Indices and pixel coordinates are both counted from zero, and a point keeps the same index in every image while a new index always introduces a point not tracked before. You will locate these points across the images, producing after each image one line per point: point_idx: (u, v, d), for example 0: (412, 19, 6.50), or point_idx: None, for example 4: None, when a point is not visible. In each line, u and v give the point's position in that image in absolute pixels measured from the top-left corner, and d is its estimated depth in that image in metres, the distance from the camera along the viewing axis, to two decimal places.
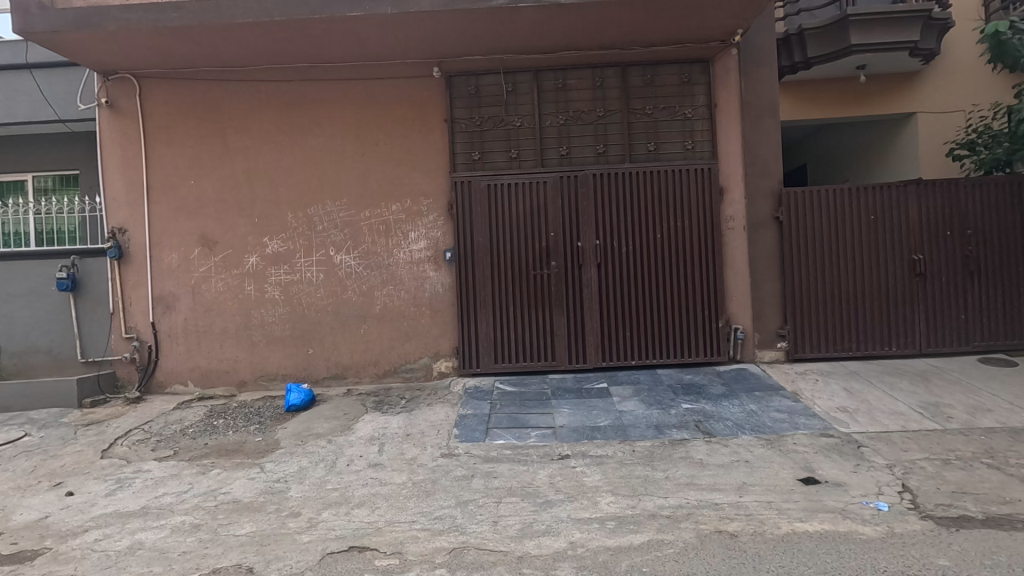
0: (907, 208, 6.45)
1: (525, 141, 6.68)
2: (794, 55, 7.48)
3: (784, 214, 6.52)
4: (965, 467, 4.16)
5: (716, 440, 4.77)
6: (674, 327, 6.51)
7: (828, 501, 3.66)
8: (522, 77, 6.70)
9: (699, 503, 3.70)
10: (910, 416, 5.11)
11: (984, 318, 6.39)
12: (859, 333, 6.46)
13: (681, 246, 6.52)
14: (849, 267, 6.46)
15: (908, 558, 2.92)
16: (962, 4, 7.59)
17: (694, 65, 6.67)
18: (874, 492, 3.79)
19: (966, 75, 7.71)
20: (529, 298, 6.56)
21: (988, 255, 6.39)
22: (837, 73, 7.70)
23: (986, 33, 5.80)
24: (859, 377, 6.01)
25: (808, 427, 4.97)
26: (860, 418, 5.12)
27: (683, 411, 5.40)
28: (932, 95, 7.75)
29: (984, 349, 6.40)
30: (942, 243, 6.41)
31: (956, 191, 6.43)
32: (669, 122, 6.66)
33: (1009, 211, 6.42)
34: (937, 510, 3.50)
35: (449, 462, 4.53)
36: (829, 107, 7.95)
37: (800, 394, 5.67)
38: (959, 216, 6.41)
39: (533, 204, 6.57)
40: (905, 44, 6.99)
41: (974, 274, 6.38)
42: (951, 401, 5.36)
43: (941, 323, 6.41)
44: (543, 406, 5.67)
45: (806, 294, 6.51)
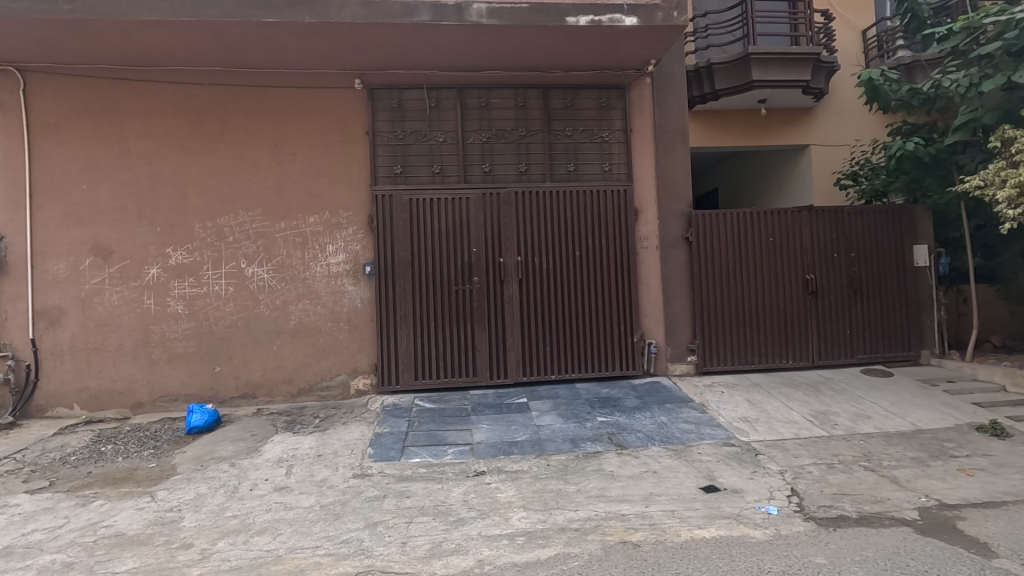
0: (801, 231, 7.02)
1: (448, 156, 6.71)
2: (703, 86, 8.01)
3: (693, 235, 6.90)
4: (846, 470, 4.55)
5: (628, 452, 4.94)
6: (592, 342, 6.71)
7: (725, 508, 3.87)
8: (446, 93, 6.74)
9: (607, 514, 3.81)
10: (802, 424, 5.53)
11: (867, 333, 7.04)
12: (760, 346, 6.92)
13: (599, 263, 6.75)
14: (751, 285, 6.94)
15: (790, 558, 3.13)
16: (846, 50, 8.45)
17: (612, 91, 6.98)
18: (766, 497, 4.06)
19: (851, 113, 8.55)
20: (451, 314, 6.54)
21: (869, 275, 7.07)
22: (741, 105, 8.31)
23: (861, 78, 6.61)
24: (760, 388, 6.43)
25: (712, 437, 5.25)
26: (758, 427, 5.47)
27: (598, 423, 5.56)
28: (823, 130, 8.53)
29: (866, 360, 7.04)
30: (831, 264, 7.03)
31: (841, 217, 7.08)
32: (588, 144, 6.93)
33: (886, 236, 7.13)
34: (819, 511, 3.80)
35: (361, 483, 4.40)
36: (735, 136, 8.55)
37: (707, 406, 5.99)
38: (845, 240, 7.06)
39: (456, 219, 6.58)
40: (799, 82, 7.67)
41: (857, 293, 7.03)
42: (838, 409, 5.85)
43: (831, 336, 6.99)
44: (462, 422, 5.65)
45: (714, 311, 6.91)
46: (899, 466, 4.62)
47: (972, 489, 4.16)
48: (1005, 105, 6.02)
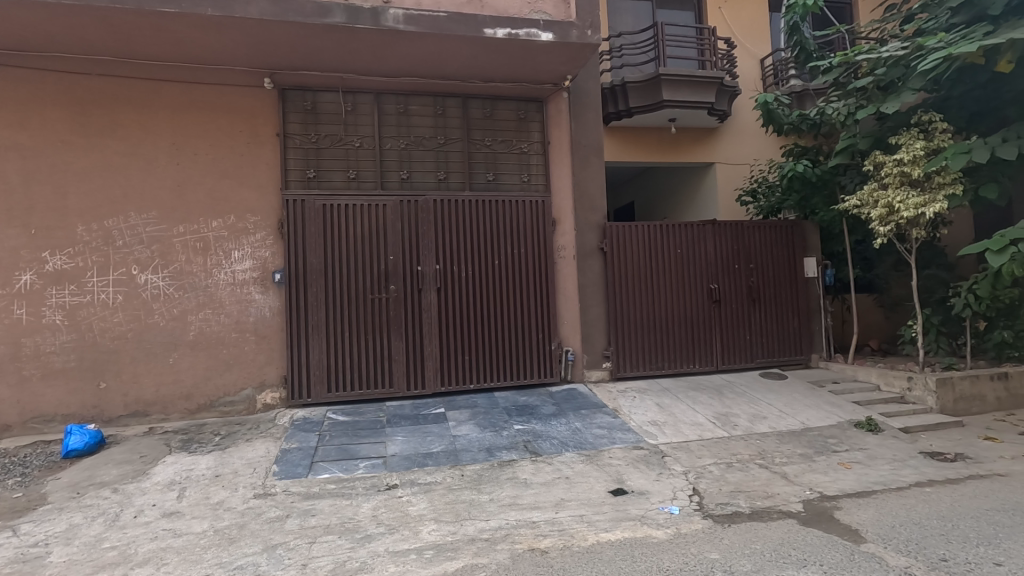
0: (705, 243, 7.46)
1: (364, 162, 6.55)
2: (619, 104, 8.34)
3: (608, 245, 7.15)
4: (743, 468, 4.85)
5: (542, 459, 5.00)
6: (511, 350, 6.75)
7: (632, 510, 4.01)
8: (363, 98, 6.59)
9: (518, 522, 3.83)
10: (706, 426, 5.84)
11: (764, 339, 7.58)
12: (670, 352, 7.26)
13: (518, 272, 6.83)
14: (661, 294, 7.28)
15: (687, 555, 3.28)
16: (746, 76, 9.12)
17: (530, 104, 7.12)
18: (670, 497, 4.24)
19: (750, 134, 9.21)
20: (366, 324, 6.36)
21: (766, 285, 7.62)
22: (653, 123, 8.74)
23: (758, 102, 7.12)
24: (669, 392, 6.73)
25: (623, 441, 5.43)
26: (666, 430, 5.72)
27: (514, 431, 5.59)
28: (726, 149, 9.13)
29: (763, 364, 7.57)
30: (733, 274, 7.52)
31: (741, 231, 7.60)
32: (507, 154, 7.01)
33: (781, 249, 7.73)
34: (716, 509, 4.02)
35: (263, 504, 4.15)
36: (648, 152, 8.96)
37: (619, 411, 6.19)
38: (744, 252, 7.58)
39: (373, 226, 6.43)
40: (704, 104, 8.19)
41: (756, 301, 7.56)
42: (738, 410, 6.23)
43: (733, 342, 7.46)
44: (376, 435, 5.49)
45: (627, 319, 7.17)
46: (789, 462, 4.99)
47: (849, 480, 4.56)
48: (876, 133, 6.72)
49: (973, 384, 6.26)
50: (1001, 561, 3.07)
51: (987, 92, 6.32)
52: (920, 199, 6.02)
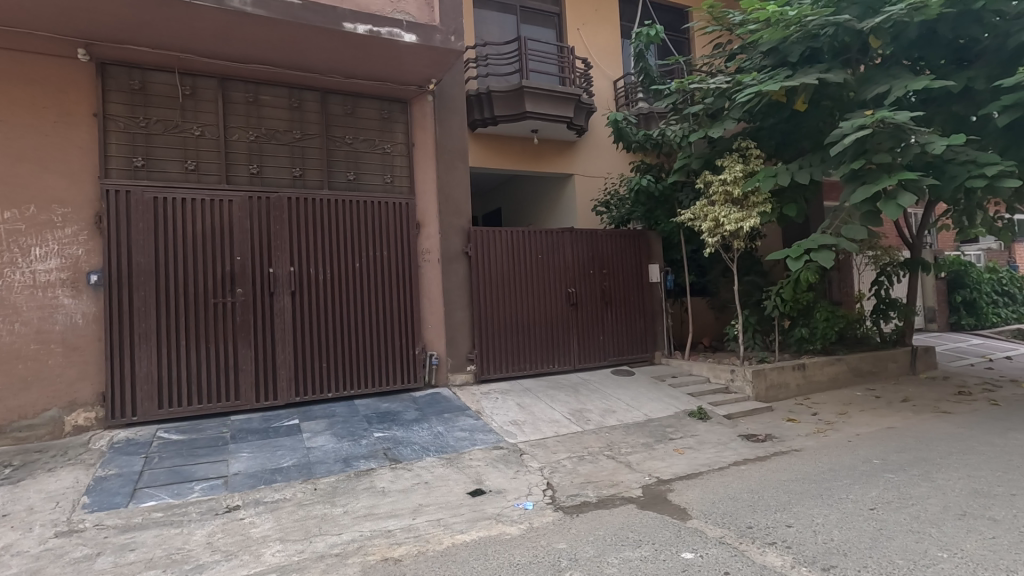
0: (563, 249, 7.90)
1: (206, 152, 5.95)
2: (484, 111, 8.52)
3: (472, 249, 7.24)
4: (593, 460, 5.20)
5: (402, 465, 4.91)
6: (372, 354, 6.54)
7: (488, 509, 4.09)
8: (204, 81, 5.99)
9: (372, 533, 3.71)
10: (562, 422, 6.17)
11: (615, 339, 8.19)
12: (530, 353, 7.55)
13: (380, 275, 6.65)
14: (522, 297, 7.55)
15: (537, 548, 3.42)
16: (601, 95, 9.82)
17: (394, 104, 6.99)
18: (525, 493, 4.40)
19: (604, 149, 9.92)
20: (208, 330, 5.76)
21: (616, 288, 8.26)
22: (516, 132, 9.04)
23: (609, 119, 7.69)
24: (530, 392, 6.98)
25: (483, 441, 5.53)
26: (525, 428, 5.94)
27: (374, 439, 5.41)
28: (584, 162, 9.74)
29: (615, 362, 8.17)
30: (587, 278, 8.05)
31: (595, 238, 8.16)
32: (369, 154, 6.80)
33: (629, 256, 8.43)
34: (566, 501, 4.26)
35: (66, 543, 3.55)
36: (512, 161, 9.25)
37: (482, 412, 6.28)
38: (598, 258, 8.15)
39: (215, 223, 5.85)
40: (563, 118, 8.66)
41: (608, 303, 8.16)
42: (590, 406, 6.67)
43: (588, 342, 7.97)
44: (216, 453, 4.98)
45: (491, 322, 7.32)
46: (632, 451, 5.45)
47: (682, 464, 5.10)
48: (707, 156, 7.61)
49: (780, 374, 7.33)
50: (792, 523, 3.63)
51: (788, 126, 7.48)
52: (739, 215, 6.93)
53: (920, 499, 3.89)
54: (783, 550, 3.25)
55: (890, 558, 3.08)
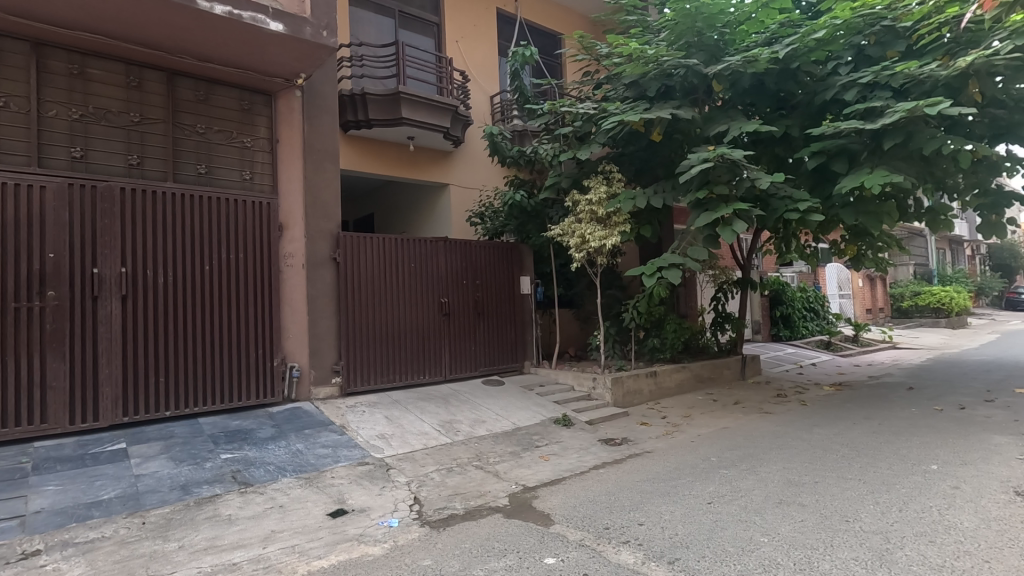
0: (437, 258, 7.85)
1: (11, 128, 5.01)
2: (358, 113, 8.22)
3: (340, 255, 6.89)
4: (461, 471, 5.18)
5: (252, 489, 4.48)
6: (221, 367, 5.91)
7: (350, 530, 3.87)
8: (12, 45, 5.07)
9: (213, 568, 3.32)
10: (431, 434, 6.08)
11: (486, 349, 8.29)
12: (401, 364, 7.35)
13: (233, 280, 6.05)
14: (394, 307, 7.35)
15: (401, 567, 3.30)
16: (478, 109, 9.98)
17: (256, 95, 6.47)
18: (390, 510, 4.24)
19: (480, 162, 10.06)
20: (6, 340, 4.81)
21: (489, 299, 8.39)
22: (392, 137, 8.83)
23: (485, 133, 7.82)
24: (398, 404, 6.78)
25: (347, 458, 5.24)
26: (393, 442, 5.75)
27: (221, 462, 4.87)
28: (460, 173, 9.78)
29: (486, 372, 8.26)
30: (460, 289, 8.07)
31: (469, 249, 8.22)
32: (224, 146, 6.20)
33: (502, 267, 8.62)
34: (433, 515, 4.18)
35: None
36: (386, 166, 9.01)
37: (346, 427, 5.96)
38: (471, 269, 8.22)
39: (22, 213, 4.92)
40: (440, 127, 8.64)
41: (480, 314, 8.25)
42: (461, 417, 6.65)
43: (460, 352, 7.98)
44: (11, 488, 4.14)
45: (360, 332, 7.01)
46: (500, 461, 5.52)
47: (547, 470, 5.27)
48: (575, 175, 8.06)
49: (636, 381, 7.93)
50: (643, 521, 3.91)
51: (646, 154, 8.19)
52: (603, 233, 7.41)
53: (747, 491, 4.42)
54: (635, 547, 3.49)
55: (723, 547, 3.44)
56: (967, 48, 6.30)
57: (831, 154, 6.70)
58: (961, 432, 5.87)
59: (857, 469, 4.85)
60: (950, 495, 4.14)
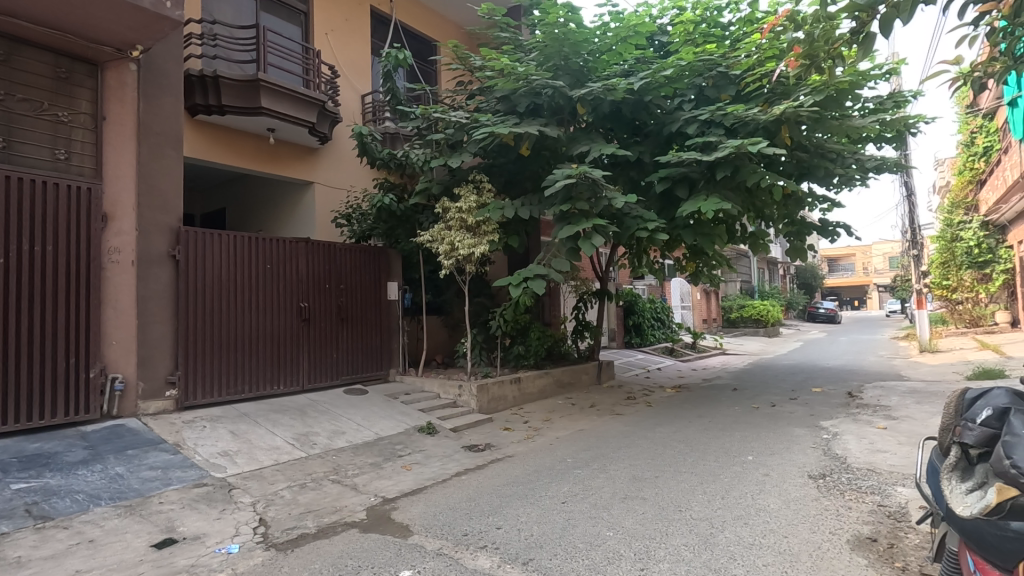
0: (296, 260, 7.37)
1: None
2: (208, 97, 7.46)
3: (181, 253, 6.16)
4: (315, 487, 4.87)
5: (53, 524, 3.80)
6: (17, 380, 4.95)
7: (179, 562, 3.45)
8: None
9: None
10: (283, 449, 5.65)
11: (349, 357, 7.94)
12: (251, 373, 6.75)
13: (38, 275, 5.12)
14: (244, 311, 6.75)
15: None
16: (348, 107, 9.59)
17: (78, 63, 5.59)
18: (230, 535, 3.85)
19: (349, 162, 9.65)
20: None
21: (353, 305, 8.06)
22: (249, 127, 8.14)
23: (353, 131, 7.53)
24: (246, 418, 6.20)
25: (180, 480, 4.67)
26: (238, 460, 5.25)
27: (11, 494, 4.07)
28: (326, 171, 9.28)
29: (348, 381, 7.90)
30: (321, 293, 7.65)
31: (333, 251, 7.84)
32: (31, 118, 5.26)
33: (368, 272, 8.34)
34: (280, 536, 3.88)
35: None
36: (241, 158, 8.27)
37: (181, 445, 5.30)
38: (334, 273, 7.84)
39: None
40: (304, 121, 8.15)
41: (343, 320, 7.89)
42: (317, 429, 6.27)
43: (320, 361, 7.55)
44: None
45: (202, 339, 6.32)
46: (359, 473, 5.29)
47: (407, 480, 5.16)
48: (446, 183, 8.09)
49: (500, 388, 8.10)
50: (500, 524, 3.99)
51: (515, 167, 8.48)
52: (472, 241, 7.49)
53: (597, 489, 4.73)
54: (491, 552, 3.54)
55: (573, 544, 3.62)
56: (780, 98, 7.41)
57: (675, 180, 7.48)
58: (771, 426, 6.84)
59: (690, 463, 5.42)
60: (760, 481, 4.79)
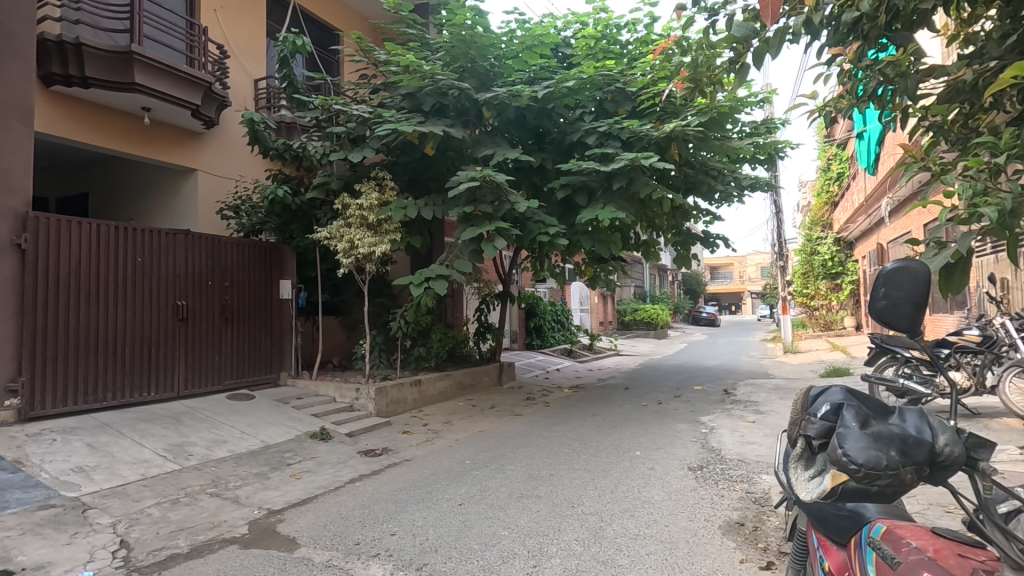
0: (174, 254, 6.73)
1: None
2: (68, 66, 6.59)
3: (29, 241, 5.39)
4: (190, 502, 4.46)
5: None
6: None
7: None
8: None
9: None
10: (152, 461, 5.12)
11: (233, 360, 7.37)
12: (115, 379, 6.06)
13: None
14: (109, 309, 6.05)
15: None
16: (240, 92, 8.94)
17: None
18: (83, 562, 3.42)
19: (239, 149, 8.96)
20: None
21: (239, 304, 7.50)
22: (119, 104, 7.31)
23: (244, 117, 7.00)
24: (107, 428, 5.54)
25: (21, 502, 4.07)
26: (96, 476, 4.68)
27: None
28: (213, 158, 8.56)
29: (232, 386, 7.34)
30: (203, 290, 7.05)
31: (218, 246, 7.25)
32: None
33: (258, 269, 7.81)
34: (146, 559, 3.51)
35: None
36: (109, 138, 7.40)
37: (24, 462, 4.63)
38: (219, 269, 7.25)
39: None
40: (187, 103, 7.46)
41: (228, 320, 7.33)
42: (194, 438, 5.75)
43: (199, 364, 6.94)
44: None
45: (54, 340, 5.57)
46: (241, 485, 4.93)
47: (296, 490, 4.88)
48: (347, 178, 7.79)
49: (399, 391, 7.92)
50: (395, 531, 3.90)
51: (420, 166, 8.38)
52: (372, 240, 7.25)
53: (494, 489, 4.78)
54: (384, 560, 3.44)
55: (469, 545, 3.63)
56: (671, 116, 7.95)
57: (575, 188, 7.77)
58: (657, 422, 7.32)
59: (583, 459, 5.66)
60: (646, 475, 5.11)
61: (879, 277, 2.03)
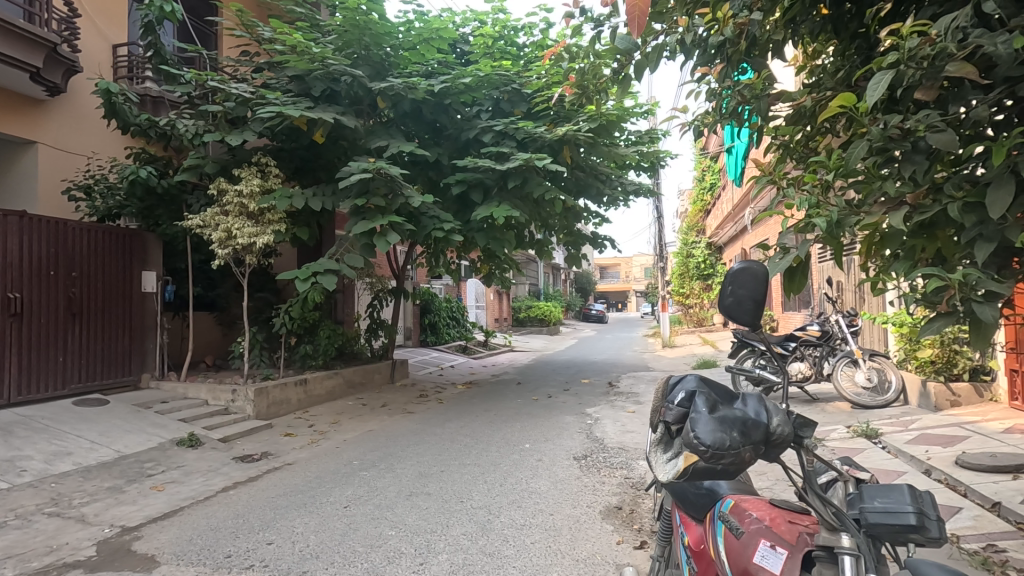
0: (4, 238, 5.81)
1: None
2: None
3: None
4: (21, 525, 3.87)
5: None
6: None
7: None
8: None
9: None
10: None
11: (81, 361, 6.51)
12: None
13: None
14: None
15: None
16: (94, 58, 7.89)
17: None
18: None
19: (93, 122, 7.91)
20: None
21: (89, 297, 6.63)
22: None
23: (98, 87, 6.17)
24: None
25: None
26: None
27: None
28: (59, 130, 7.49)
29: (80, 391, 6.47)
30: (43, 281, 6.14)
31: (63, 230, 6.36)
32: None
33: (114, 258, 6.94)
34: None
35: None
36: None
37: None
38: (64, 257, 6.36)
39: None
40: (24, 64, 6.45)
41: (75, 316, 6.45)
42: (30, 452, 5.00)
43: (37, 367, 6.05)
44: None
45: None
46: (89, 501, 4.37)
47: (158, 504, 4.42)
48: (224, 162, 7.19)
49: (282, 391, 7.46)
50: (273, 539, 3.67)
51: (308, 153, 7.94)
52: (253, 230, 6.75)
53: (381, 489, 4.66)
54: (259, 571, 3.23)
55: (352, 549, 3.51)
56: (564, 120, 8.24)
57: (470, 185, 7.78)
58: (547, 415, 7.58)
59: (474, 454, 5.71)
60: (534, 466, 5.27)
61: (728, 277, 2.24)
